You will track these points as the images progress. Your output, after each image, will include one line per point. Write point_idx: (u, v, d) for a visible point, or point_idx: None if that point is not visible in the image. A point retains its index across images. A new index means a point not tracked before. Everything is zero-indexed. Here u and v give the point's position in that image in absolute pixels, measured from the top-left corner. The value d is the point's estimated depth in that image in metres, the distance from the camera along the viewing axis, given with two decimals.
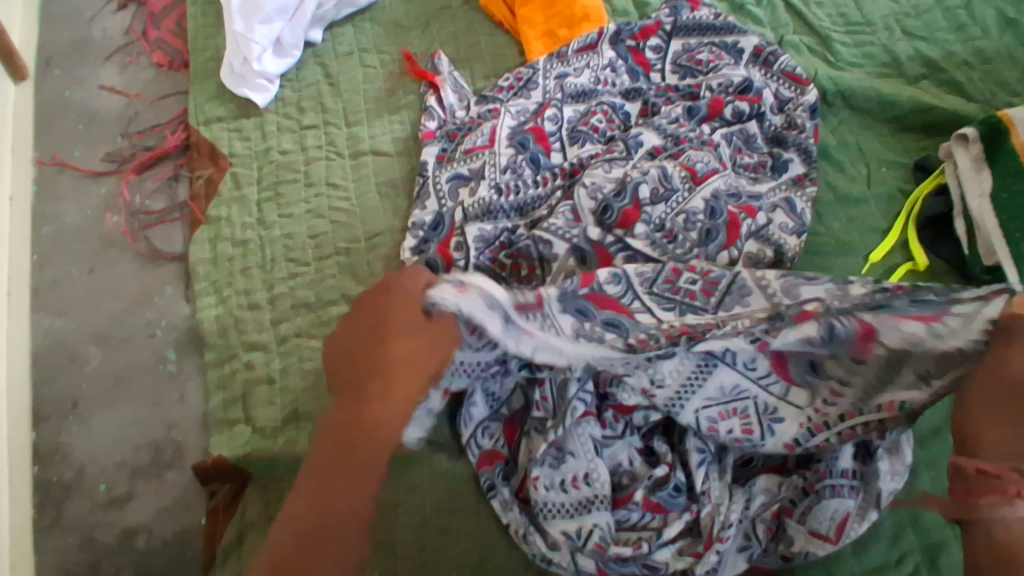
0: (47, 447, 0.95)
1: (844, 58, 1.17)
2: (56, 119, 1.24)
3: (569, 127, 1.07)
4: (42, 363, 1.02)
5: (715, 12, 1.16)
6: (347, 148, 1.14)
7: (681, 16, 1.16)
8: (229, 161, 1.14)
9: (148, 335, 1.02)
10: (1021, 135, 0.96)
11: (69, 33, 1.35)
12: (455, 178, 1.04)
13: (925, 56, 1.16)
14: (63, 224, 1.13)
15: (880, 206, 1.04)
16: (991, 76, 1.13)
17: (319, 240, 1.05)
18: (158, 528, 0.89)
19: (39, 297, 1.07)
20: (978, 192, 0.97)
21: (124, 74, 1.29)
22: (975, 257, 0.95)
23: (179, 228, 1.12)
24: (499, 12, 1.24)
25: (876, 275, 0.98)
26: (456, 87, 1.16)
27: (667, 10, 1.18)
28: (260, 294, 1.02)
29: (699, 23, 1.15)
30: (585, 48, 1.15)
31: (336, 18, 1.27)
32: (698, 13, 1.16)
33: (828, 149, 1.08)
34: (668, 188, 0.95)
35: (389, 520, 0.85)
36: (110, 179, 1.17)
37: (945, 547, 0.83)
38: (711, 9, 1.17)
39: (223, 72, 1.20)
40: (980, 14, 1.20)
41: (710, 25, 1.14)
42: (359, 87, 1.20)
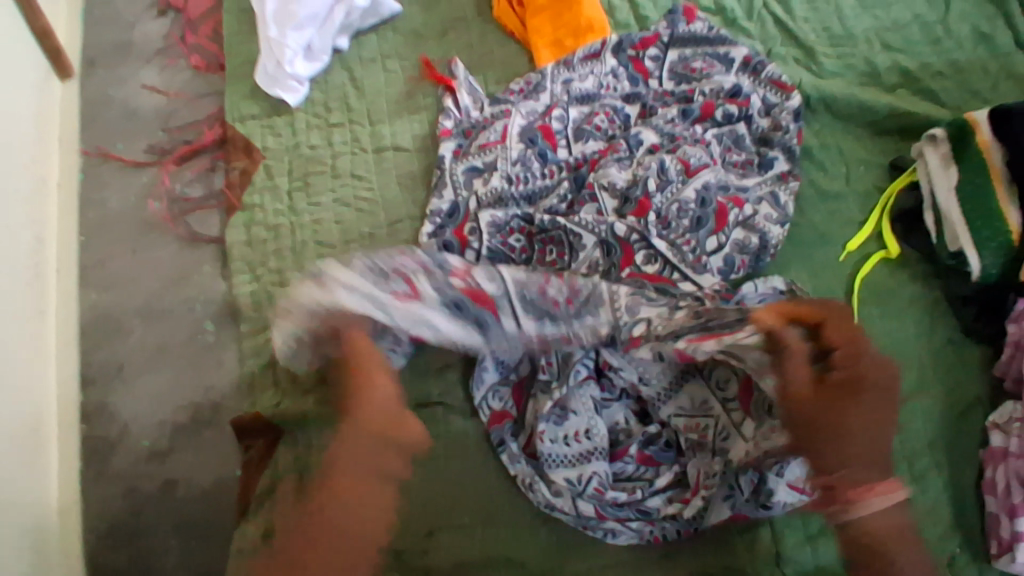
0: (94, 408, 1.05)
1: (827, 68, 1.28)
2: (99, 114, 1.34)
3: (573, 125, 1.16)
4: (89, 333, 1.11)
5: (708, 25, 1.26)
6: (370, 144, 1.24)
7: (677, 29, 1.26)
8: (262, 155, 1.24)
9: (187, 309, 1.13)
10: (984, 135, 1.05)
11: (111, 36, 1.46)
12: (470, 170, 1.14)
13: (902, 67, 1.27)
14: (107, 210, 1.23)
15: (857, 201, 1.14)
16: (963, 85, 1.24)
17: (344, 227, 1.15)
18: (198, 479, 0.99)
19: (85, 275, 1.16)
20: (947, 185, 1.06)
21: (163, 75, 1.40)
22: (941, 245, 1.05)
23: (215, 214, 1.22)
24: (511, 24, 1.34)
25: (852, 262, 1.09)
26: (471, 90, 1.26)
27: (665, 23, 1.28)
28: (291, 274, 1.11)
29: (693, 36, 1.25)
30: (588, 58, 1.25)
31: (361, 27, 1.37)
32: (693, 26, 1.26)
33: (810, 149, 1.19)
34: (665, 182, 1.05)
35: (403, 471, 0.93)
36: (151, 169, 1.28)
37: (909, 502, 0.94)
38: (704, 22, 1.27)
39: (258, 74, 1.31)
40: (955, 29, 1.30)
41: (705, 37, 1.24)
42: (381, 90, 1.30)
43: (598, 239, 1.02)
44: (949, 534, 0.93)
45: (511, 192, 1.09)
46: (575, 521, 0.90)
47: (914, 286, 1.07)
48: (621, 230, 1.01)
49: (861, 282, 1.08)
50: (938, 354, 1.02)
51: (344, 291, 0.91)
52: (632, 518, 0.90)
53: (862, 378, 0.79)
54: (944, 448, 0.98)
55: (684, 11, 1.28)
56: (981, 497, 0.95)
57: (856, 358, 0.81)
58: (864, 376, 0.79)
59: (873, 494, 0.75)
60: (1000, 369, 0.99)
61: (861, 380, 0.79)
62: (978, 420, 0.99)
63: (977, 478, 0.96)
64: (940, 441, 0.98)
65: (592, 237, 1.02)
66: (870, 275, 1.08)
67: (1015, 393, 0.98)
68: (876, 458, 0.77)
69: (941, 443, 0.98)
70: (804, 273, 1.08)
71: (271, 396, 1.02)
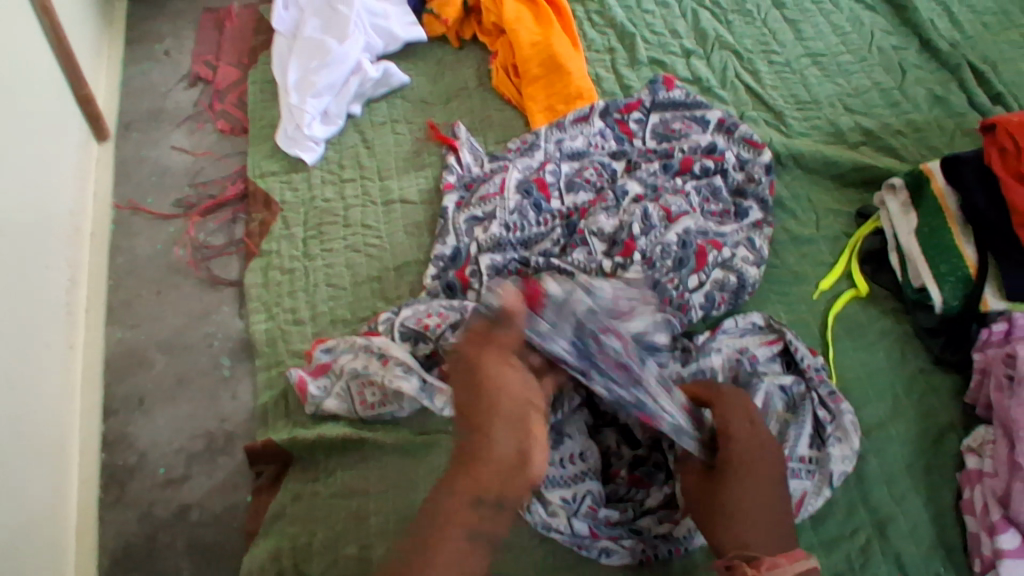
0: (115, 437, 1.12)
1: (795, 130, 1.41)
2: (132, 171, 1.47)
3: (563, 180, 1.27)
4: (113, 367, 1.19)
5: (685, 92, 1.37)
6: (380, 197, 1.35)
7: (658, 95, 1.37)
8: (280, 207, 1.35)
9: (206, 345, 1.21)
10: (938, 182, 1.14)
11: (146, 104, 1.60)
12: (472, 219, 1.24)
13: (864, 127, 1.40)
14: (135, 255, 1.33)
15: (827, 245, 1.24)
16: (921, 142, 1.37)
17: (354, 270, 1.25)
18: (210, 504, 1.05)
19: (112, 313, 1.25)
20: (907, 231, 1.16)
21: (192, 137, 1.53)
22: (906, 281, 1.14)
23: (235, 259, 1.32)
24: (508, 92, 1.49)
25: (825, 299, 1.18)
26: (472, 149, 1.39)
27: (646, 91, 1.39)
28: (304, 312, 1.20)
29: (672, 101, 1.36)
30: (577, 122, 1.37)
31: (373, 95, 1.51)
32: (672, 92, 1.37)
33: (783, 200, 1.30)
34: (649, 227, 1.14)
35: (409, 495, 0.97)
36: (178, 220, 1.38)
37: (891, 522, 0.97)
38: (681, 89, 1.38)
39: (279, 136, 1.45)
40: (912, 94, 1.44)
41: (680, 101, 1.36)
42: (391, 149, 1.43)
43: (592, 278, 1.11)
44: (933, 554, 0.95)
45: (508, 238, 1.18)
46: (570, 541, 0.93)
47: (884, 321, 1.15)
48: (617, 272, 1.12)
49: (835, 318, 1.16)
50: (909, 383, 1.09)
51: (382, 359, 1.04)
52: (624, 537, 0.93)
53: (728, 455, 0.84)
54: (922, 471, 1.01)
55: (663, 79, 1.39)
56: (961, 519, 0.97)
57: (752, 434, 0.86)
58: (735, 452, 0.84)
59: (757, 570, 0.74)
60: (970, 396, 1.04)
61: (731, 455, 0.84)
62: (953, 444, 1.03)
63: (957, 500, 0.99)
64: (918, 464, 1.02)
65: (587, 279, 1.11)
66: (843, 311, 1.16)
67: (987, 418, 1.02)
68: (766, 532, 0.80)
69: (919, 466, 1.01)
70: (781, 310, 1.17)
71: (282, 425, 1.08)
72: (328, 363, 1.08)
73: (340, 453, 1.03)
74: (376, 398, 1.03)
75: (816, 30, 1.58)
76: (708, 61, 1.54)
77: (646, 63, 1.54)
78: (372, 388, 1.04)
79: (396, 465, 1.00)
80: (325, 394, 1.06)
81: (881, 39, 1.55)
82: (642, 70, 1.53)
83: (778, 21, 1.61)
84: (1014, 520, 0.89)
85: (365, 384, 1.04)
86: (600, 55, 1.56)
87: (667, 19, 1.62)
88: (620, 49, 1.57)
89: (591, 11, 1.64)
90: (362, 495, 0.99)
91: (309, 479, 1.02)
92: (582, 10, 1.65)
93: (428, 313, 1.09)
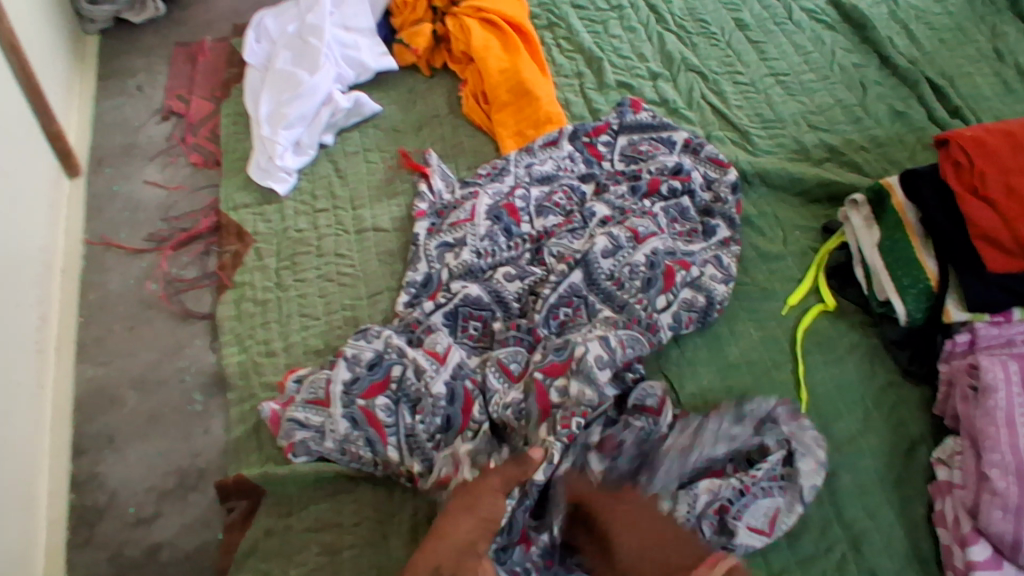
0: (84, 477, 1.10)
1: (761, 148, 1.44)
2: (104, 206, 1.47)
3: (531, 205, 1.28)
4: (84, 406, 1.18)
5: (652, 114, 1.40)
6: (353, 226, 1.36)
7: (629, 121, 1.39)
8: (253, 238, 1.35)
9: (178, 380, 1.20)
10: (898, 196, 1.17)
11: (118, 139, 1.61)
12: (442, 245, 1.25)
13: (828, 144, 1.43)
14: (106, 291, 1.33)
15: (794, 261, 1.26)
16: (884, 157, 1.40)
17: (328, 299, 1.25)
18: (181, 543, 1.04)
19: (83, 350, 1.24)
20: (869, 243, 1.18)
21: (164, 171, 1.54)
22: (872, 295, 1.16)
23: (207, 292, 1.32)
24: (479, 118, 1.51)
25: (794, 316, 1.19)
26: (444, 176, 1.40)
27: (614, 113, 1.41)
28: (277, 343, 1.20)
29: (642, 125, 1.39)
30: (546, 147, 1.38)
31: (345, 125, 1.53)
32: (639, 115, 1.39)
33: (750, 218, 1.32)
34: (617, 249, 1.16)
35: (384, 527, 1.00)
36: (150, 254, 1.38)
37: (864, 537, 0.98)
38: (648, 112, 1.40)
39: (251, 168, 1.45)
40: (874, 110, 1.48)
41: (648, 125, 1.38)
42: (363, 178, 1.44)
43: (561, 296, 1.12)
44: (906, 567, 0.95)
45: (477, 263, 1.19)
46: None
47: (852, 335, 1.17)
48: (584, 290, 1.13)
49: (805, 333, 1.17)
50: (879, 395, 1.10)
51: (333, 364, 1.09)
52: None
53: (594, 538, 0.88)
54: (893, 484, 1.02)
55: (631, 104, 1.41)
56: (934, 531, 0.98)
57: (614, 498, 0.89)
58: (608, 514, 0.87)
59: None
60: (938, 408, 1.06)
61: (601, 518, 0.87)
62: (923, 456, 1.04)
63: (928, 513, 0.99)
64: (889, 477, 1.03)
65: (557, 296, 1.12)
66: (812, 326, 1.18)
67: (955, 428, 1.04)
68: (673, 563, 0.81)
69: (890, 479, 1.02)
70: (751, 326, 1.18)
71: (255, 459, 1.08)
72: (296, 395, 1.09)
73: (314, 486, 1.03)
74: (336, 438, 1.03)
75: (779, 50, 1.62)
76: (674, 84, 1.57)
77: (614, 86, 1.57)
78: (330, 427, 1.04)
79: (371, 492, 1.03)
80: (291, 425, 1.05)
81: (842, 57, 1.59)
82: (610, 94, 1.56)
83: (742, 43, 1.64)
84: (984, 532, 0.91)
85: (325, 424, 1.04)
86: (569, 80, 1.59)
87: (634, 43, 1.65)
88: (588, 73, 1.60)
89: (560, 37, 1.67)
90: (336, 527, 1.00)
91: (282, 513, 1.02)
92: (550, 36, 1.68)
93: (387, 344, 1.08)
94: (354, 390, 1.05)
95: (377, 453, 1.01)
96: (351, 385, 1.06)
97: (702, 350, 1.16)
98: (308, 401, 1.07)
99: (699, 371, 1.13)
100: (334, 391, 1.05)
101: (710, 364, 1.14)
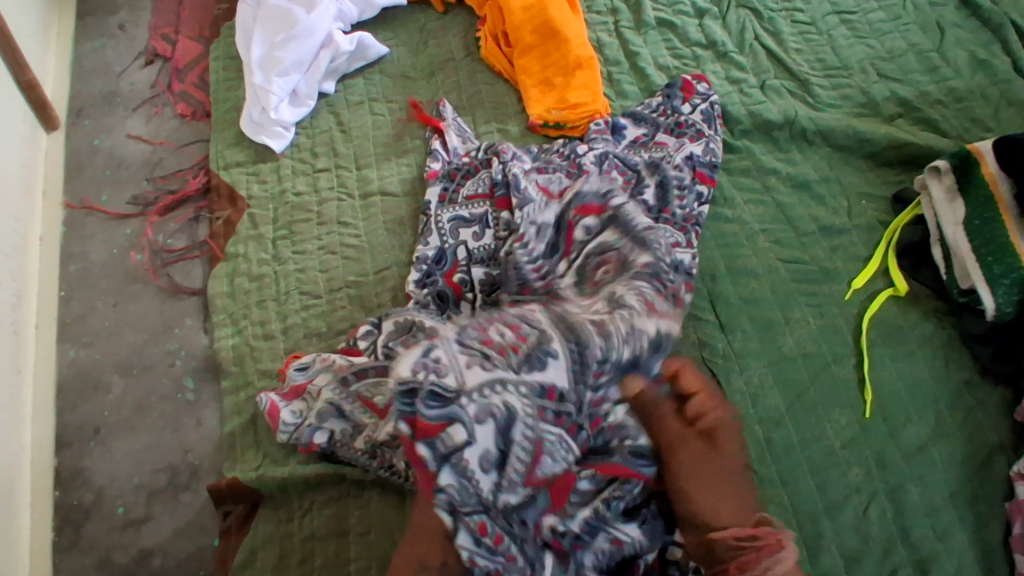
0: (68, 472, 1.02)
1: (823, 100, 1.24)
2: (84, 164, 1.33)
3: (531, 184, 1.06)
4: (67, 392, 1.08)
5: (708, 103, 1.20)
6: (357, 190, 1.21)
7: (681, 115, 1.19)
8: (247, 203, 1.21)
9: (168, 365, 1.10)
10: (989, 165, 1.00)
11: (99, 86, 1.45)
12: (456, 219, 1.09)
13: (899, 96, 1.23)
14: (89, 261, 1.21)
15: (860, 236, 1.10)
16: (964, 113, 1.20)
17: (329, 275, 1.12)
18: (174, 549, 0.95)
19: (65, 330, 1.14)
20: (953, 220, 1.01)
21: (149, 124, 1.39)
22: (952, 280, 1.00)
23: (198, 264, 1.20)
24: (499, 63, 1.33)
25: (858, 301, 1.04)
26: (460, 132, 1.23)
27: (661, 95, 1.23)
28: (275, 325, 1.08)
29: (690, 125, 1.18)
30: (569, 168, 1.12)
31: (348, 71, 1.36)
32: (691, 104, 1.20)
33: (810, 182, 1.16)
34: (618, 308, 0.82)
35: (395, 537, 0.89)
36: (135, 220, 1.26)
37: (933, 562, 0.85)
38: (701, 97, 1.21)
39: (243, 121, 1.29)
40: (952, 56, 1.27)
41: (689, 122, 1.18)
42: (368, 133, 1.28)
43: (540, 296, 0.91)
44: None
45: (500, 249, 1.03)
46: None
47: (925, 325, 1.02)
48: (569, 315, 0.82)
49: (871, 321, 1.02)
50: (954, 398, 0.96)
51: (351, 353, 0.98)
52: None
53: (684, 455, 0.78)
54: (967, 500, 0.89)
55: (681, 90, 1.22)
56: (1012, 557, 0.85)
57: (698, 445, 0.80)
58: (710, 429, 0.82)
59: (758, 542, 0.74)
60: (1021, 414, 0.92)
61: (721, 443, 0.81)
62: (1001, 469, 0.90)
63: (1006, 535, 0.87)
64: (962, 492, 0.89)
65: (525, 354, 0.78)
66: (878, 314, 1.03)
67: None
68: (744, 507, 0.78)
69: (964, 494, 0.89)
70: (809, 314, 1.04)
71: (251, 457, 0.98)
72: (303, 385, 0.97)
73: (317, 489, 0.93)
74: (369, 441, 0.90)
75: None
76: (723, 22, 1.37)
77: (653, 26, 1.37)
78: (370, 429, 0.90)
79: (378, 496, 0.92)
80: (300, 419, 0.95)
81: None
82: (648, 34, 1.36)
83: None
84: None
85: (366, 425, 0.91)
86: (602, 18, 1.39)
87: None
88: (624, 9, 1.40)
89: None
90: (341, 536, 0.90)
91: (283, 519, 0.92)
92: None
93: (410, 329, 0.95)
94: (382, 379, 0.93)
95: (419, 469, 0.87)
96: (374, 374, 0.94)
97: (752, 340, 1.02)
98: (359, 395, 0.92)
99: (748, 365, 1.00)
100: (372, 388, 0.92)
101: (760, 357, 1.00)
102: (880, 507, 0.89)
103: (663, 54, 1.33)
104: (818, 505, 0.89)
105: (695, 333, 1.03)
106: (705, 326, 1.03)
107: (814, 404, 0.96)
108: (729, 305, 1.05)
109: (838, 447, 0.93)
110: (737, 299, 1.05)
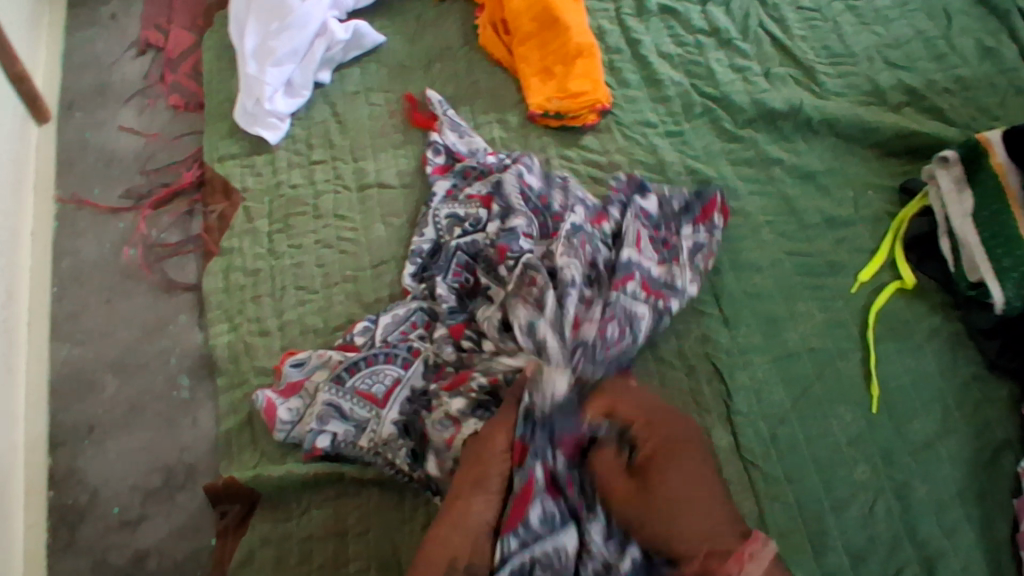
0: (63, 472, 1.00)
1: (829, 89, 1.22)
2: (77, 159, 1.30)
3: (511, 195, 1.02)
4: (61, 391, 1.07)
5: (711, 234, 1.03)
6: (354, 182, 1.19)
7: (676, 233, 1.03)
8: (241, 197, 1.19)
9: (162, 363, 1.08)
10: (998, 156, 0.99)
11: (90, 78, 1.42)
12: (452, 216, 1.06)
13: (906, 84, 1.21)
14: (81, 258, 1.19)
15: (866, 228, 1.08)
16: (972, 101, 1.17)
17: (326, 270, 1.10)
18: (170, 551, 0.94)
19: (57, 328, 1.12)
20: (960, 214, 1.00)
21: (142, 115, 1.36)
22: (960, 274, 0.98)
23: (192, 260, 1.18)
24: (497, 52, 1.30)
25: (864, 294, 1.02)
26: (455, 126, 1.19)
27: (684, 198, 1.06)
28: (270, 321, 1.06)
29: (675, 247, 1.02)
30: (543, 228, 1.01)
31: (343, 60, 1.33)
32: (697, 231, 1.03)
33: (815, 173, 1.13)
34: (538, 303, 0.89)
35: (393, 538, 0.87)
36: (128, 214, 1.24)
37: (940, 560, 0.84)
38: (709, 229, 1.04)
39: (236, 112, 1.27)
40: (960, 44, 1.24)
41: (677, 243, 1.02)
42: (364, 125, 1.25)
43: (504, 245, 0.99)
44: None
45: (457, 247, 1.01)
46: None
47: (932, 319, 1.00)
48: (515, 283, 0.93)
49: (877, 316, 1.00)
50: (961, 393, 0.94)
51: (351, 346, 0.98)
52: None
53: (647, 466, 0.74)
54: (974, 497, 0.87)
55: (701, 209, 1.05)
56: (1019, 554, 0.84)
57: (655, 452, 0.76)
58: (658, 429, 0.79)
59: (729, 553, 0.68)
60: None
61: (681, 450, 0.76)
62: (1009, 466, 0.89)
63: (1014, 533, 0.85)
64: (969, 489, 0.88)
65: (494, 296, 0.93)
66: (885, 308, 1.01)
67: None
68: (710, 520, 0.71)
69: (971, 491, 0.88)
70: (814, 308, 1.02)
71: (248, 457, 0.96)
72: (300, 381, 0.96)
73: (314, 489, 0.92)
74: (372, 440, 0.89)
75: None
76: (726, 9, 1.34)
77: (655, 13, 1.34)
78: (374, 426, 0.90)
79: (376, 494, 0.90)
80: (296, 418, 0.94)
81: None
82: (650, 22, 1.34)
83: None
84: None
85: (368, 421, 0.90)
86: (603, 5, 1.37)
87: None
88: None
89: None
90: (340, 537, 0.89)
91: (280, 519, 0.91)
92: None
93: (409, 321, 0.97)
94: (381, 365, 0.92)
95: (424, 467, 0.86)
96: (371, 364, 0.92)
97: (755, 335, 1.00)
98: (357, 389, 0.92)
99: (753, 361, 0.98)
100: (388, 384, 0.91)
101: (765, 353, 0.99)
102: (887, 504, 0.87)
103: (665, 42, 1.31)
104: (823, 503, 0.88)
105: (699, 328, 1.01)
106: (708, 322, 1.01)
107: (819, 400, 0.95)
108: (733, 299, 1.03)
109: (844, 444, 0.92)
110: (741, 293, 1.03)
